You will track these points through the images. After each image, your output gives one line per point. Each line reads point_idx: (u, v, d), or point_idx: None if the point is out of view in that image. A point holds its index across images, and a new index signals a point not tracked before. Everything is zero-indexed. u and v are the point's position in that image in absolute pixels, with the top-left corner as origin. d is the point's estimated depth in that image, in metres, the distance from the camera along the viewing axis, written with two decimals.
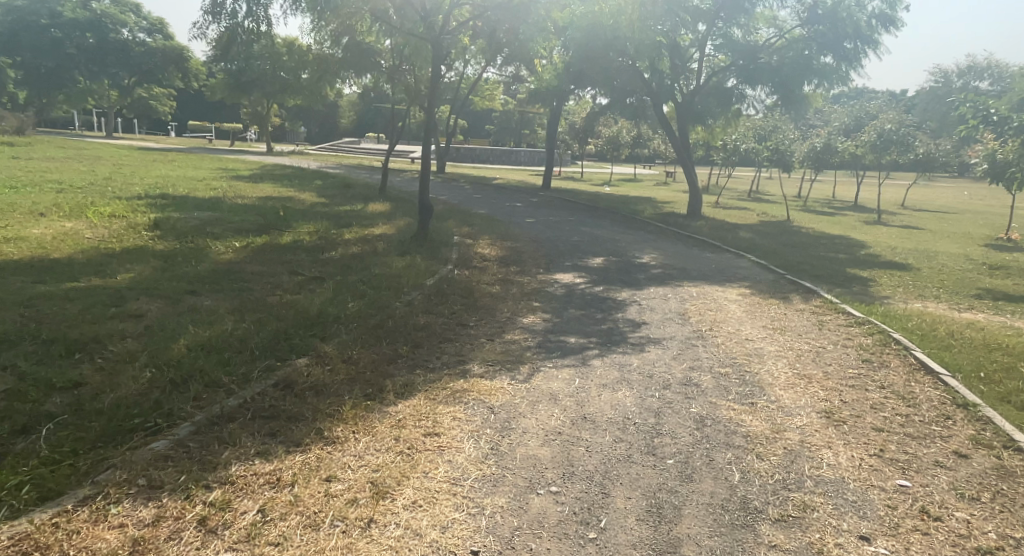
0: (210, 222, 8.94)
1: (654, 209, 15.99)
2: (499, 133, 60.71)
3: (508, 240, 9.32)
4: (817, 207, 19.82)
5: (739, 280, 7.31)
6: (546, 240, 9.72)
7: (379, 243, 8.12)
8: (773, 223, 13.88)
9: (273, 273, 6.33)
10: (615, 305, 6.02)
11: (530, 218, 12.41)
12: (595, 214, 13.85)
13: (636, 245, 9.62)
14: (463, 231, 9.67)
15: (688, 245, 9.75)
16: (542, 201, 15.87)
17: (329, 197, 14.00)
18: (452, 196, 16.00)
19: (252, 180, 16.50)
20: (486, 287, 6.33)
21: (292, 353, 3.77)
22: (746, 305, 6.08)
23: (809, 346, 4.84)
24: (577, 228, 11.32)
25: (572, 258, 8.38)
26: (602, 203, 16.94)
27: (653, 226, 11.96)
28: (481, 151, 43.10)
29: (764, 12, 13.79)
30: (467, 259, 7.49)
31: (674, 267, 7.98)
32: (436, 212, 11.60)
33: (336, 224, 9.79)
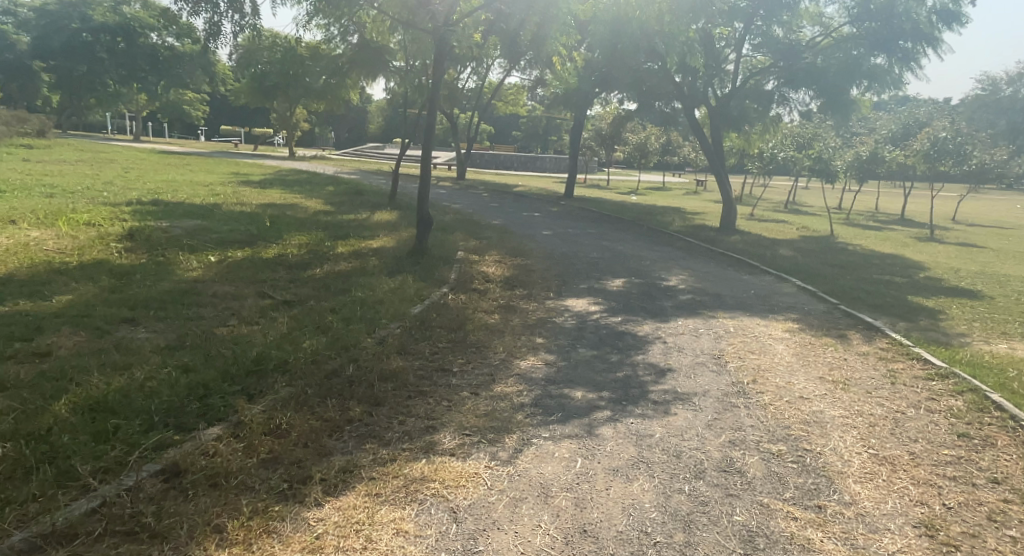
0: (193, 233, 8.20)
1: (684, 221, 14.93)
2: (526, 140, 60.03)
3: (518, 256, 8.40)
4: (861, 220, 18.52)
5: (783, 310, 6.27)
6: (561, 257, 8.77)
7: (370, 260, 7.27)
8: (815, 239, 12.72)
9: (236, 296, 5.49)
10: (635, 342, 5.04)
11: (547, 231, 11.47)
12: (620, 226, 12.85)
13: (662, 264, 8.60)
14: (470, 245, 8.77)
15: (721, 264, 8.72)
16: (562, 212, 14.92)
17: (336, 205, 13.25)
18: (468, 205, 15.16)
19: (260, 185, 15.86)
20: (483, 317, 5.40)
21: (199, 422, 2.87)
22: (795, 347, 5.02)
23: (884, 410, 3.77)
24: (598, 243, 10.34)
25: (589, 280, 7.39)
26: (627, 214, 15.92)
27: (683, 242, 10.93)
28: (505, 158, 42.31)
29: (809, 8, 12.68)
30: (466, 280, 6.57)
31: (705, 292, 6.96)
32: (444, 222, 10.73)
33: (332, 236, 8.97)
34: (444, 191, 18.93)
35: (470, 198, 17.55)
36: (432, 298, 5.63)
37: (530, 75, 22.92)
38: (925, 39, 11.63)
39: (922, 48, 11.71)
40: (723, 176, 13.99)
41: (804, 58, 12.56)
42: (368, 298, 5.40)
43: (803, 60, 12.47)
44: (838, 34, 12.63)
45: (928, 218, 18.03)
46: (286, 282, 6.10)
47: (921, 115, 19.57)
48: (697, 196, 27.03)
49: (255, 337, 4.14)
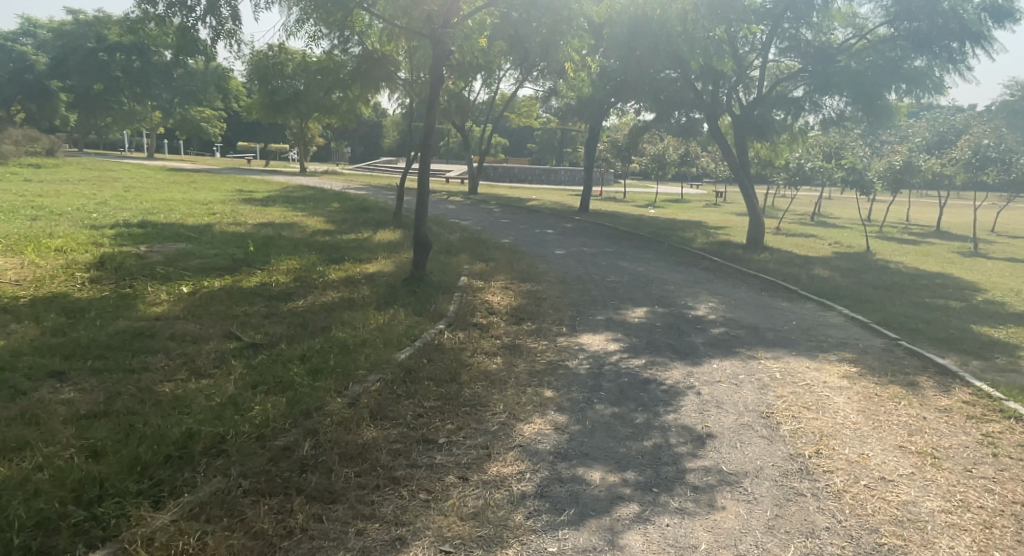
0: (172, 259, 7.52)
1: (707, 237, 14.08)
2: (541, 152, 59.55)
3: (528, 281, 7.62)
4: (895, 233, 17.52)
5: (832, 348, 5.41)
6: (575, 281, 7.98)
7: (361, 288, 6.53)
8: (852, 256, 11.81)
9: (199, 337, 4.76)
10: (663, 393, 4.22)
11: (559, 250, 10.69)
12: (639, 244, 12.02)
13: (687, 288, 7.76)
14: (475, 270, 8.01)
15: (753, 289, 7.87)
16: (578, 228, 14.14)
17: (337, 224, 12.57)
18: (478, 222, 14.45)
19: (262, 203, 15.28)
20: (482, 361, 4.62)
21: (75, 545, 2.08)
22: (859, 401, 4.14)
23: (997, 501, 2.89)
24: (616, 264, 9.53)
25: (607, 310, 6.58)
26: (646, 229, 15.11)
27: (708, 261, 10.09)
28: (519, 171, 41.68)
29: (842, 8, 11.84)
30: (467, 313, 5.80)
31: (739, 324, 6.11)
32: (449, 243, 9.99)
33: (325, 260, 8.26)
34: (454, 207, 18.25)
35: (481, 214, 16.87)
36: (425, 338, 4.87)
37: (542, 86, 22.23)
38: (975, 37, 10.69)
39: (969, 48, 10.79)
40: (750, 188, 13.11)
41: (838, 62, 11.74)
42: (348, 340, 4.64)
43: (837, 64, 11.65)
44: (874, 36, 11.79)
45: (968, 231, 16.98)
46: (261, 318, 5.37)
47: (957, 122, 18.57)
48: (717, 208, 26.09)
49: (197, 398, 3.38)
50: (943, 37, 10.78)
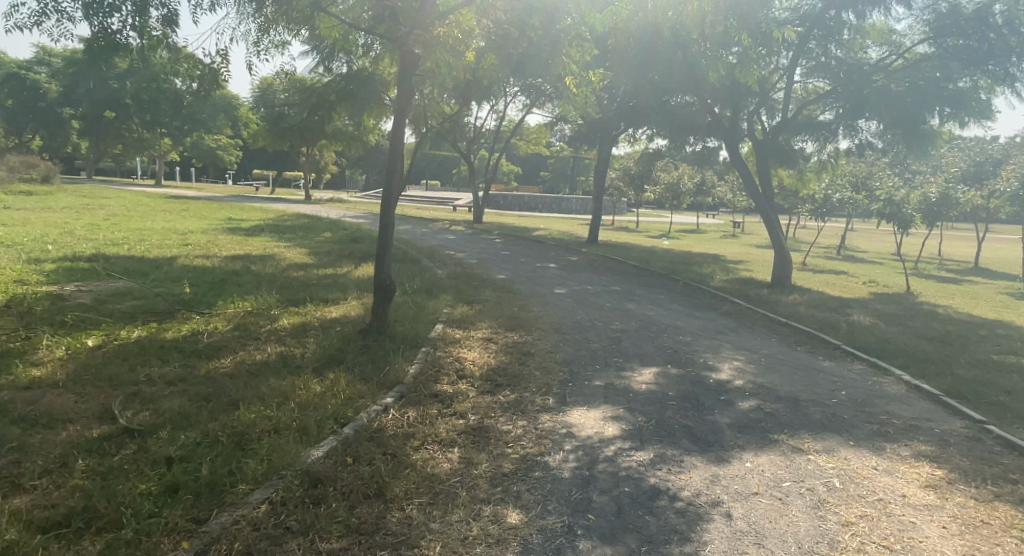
0: (100, 301, 6.46)
1: (726, 273, 12.87)
2: (554, 181, 58.82)
3: (516, 331, 6.44)
4: (932, 271, 16.19)
5: (900, 437, 4.14)
6: (572, 330, 6.78)
7: (307, 342, 5.40)
8: (893, 298, 10.54)
9: (59, 419, 3.59)
10: (678, 516, 2.98)
11: (558, 289, 9.53)
12: (652, 281, 10.84)
13: (706, 342, 6.52)
14: (455, 315, 6.84)
15: (784, 343, 6.61)
16: (584, 262, 12.99)
17: (318, 256, 11.55)
18: (477, 255, 13.36)
19: (247, 233, 14.34)
20: (431, 458, 3.41)
21: None
22: (965, 537, 2.87)
23: None
24: (623, 307, 8.31)
25: (609, 371, 5.36)
26: (660, 263, 13.94)
27: (730, 304, 8.88)
28: (530, 200, 40.77)
29: (876, 23, 10.75)
30: (428, 379, 4.60)
31: (773, 397, 4.86)
32: (435, 281, 8.86)
33: (284, 303, 7.16)
34: (454, 238, 17.19)
35: (482, 245, 15.81)
36: (359, 420, 3.67)
37: (550, 113, 21.32)
38: None
39: None
40: (774, 220, 11.92)
41: (874, 82, 10.51)
42: (251, 425, 3.46)
43: (874, 83, 10.44)
44: (912, 55, 10.64)
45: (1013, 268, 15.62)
46: (158, 385, 4.21)
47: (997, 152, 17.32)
48: (735, 240, 24.83)
49: None
50: (998, 55, 9.57)
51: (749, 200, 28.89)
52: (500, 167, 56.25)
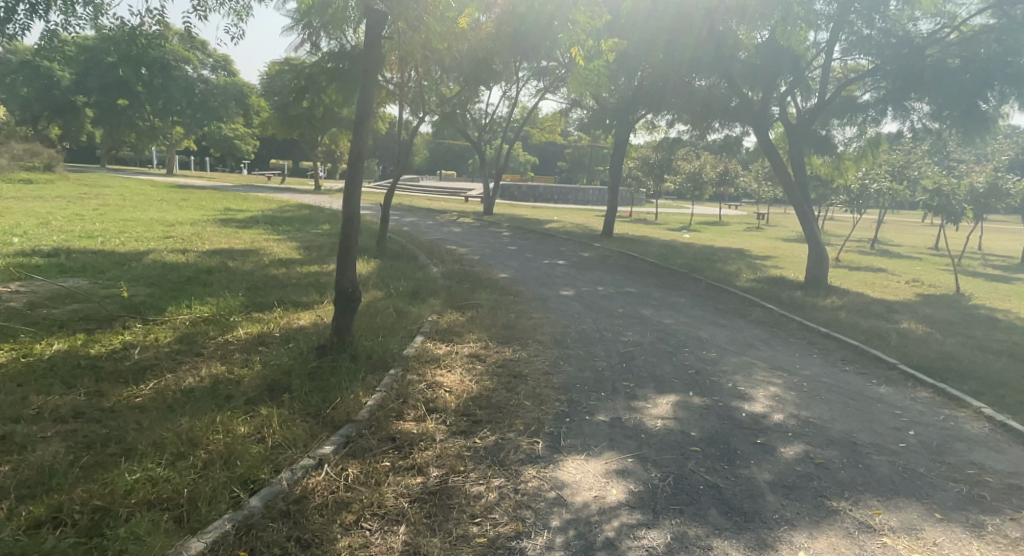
0: (34, 306, 5.66)
1: (753, 270, 11.81)
2: (572, 170, 57.60)
3: (511, 346, 5.50)
4: (979, 268, 14.93)
5: (1000, 506, 3.13)
6: (577, 343, 5.84)
7: (254, 360, 4.49)
8: (943, 302, 9.43)
9: None
10: None
11: (566, 291, 8.56)
12: (671, 280, 9.86)
13: (734, 361, 5.52)
14: (442, 324, 5.92)
15: (828, 362, 5.59)
16: (598, 258, 12.02)
17: (309, 252, 10.72)
18: (482, 251, 12.45)
19: (240, 225, 13.58)
20: (361, 549, 2.47)
21: None
22: None
23: None
24: (637, 314, 7.31)
25: (616, 400, 4.42)
26: (680, 259, 12.89)
27: (760, 309, 7.87)
28: (545, 190, 39.69)
29: None
30: (388, 414, 3.67)
31: (824, 440, 3.86)
32: (428, 281, 7.93)
33: (250, 307, 6.31)
34: (461, 231, 16.29)
35: (490, 239, 14.88)
36: (276, 485, 2.75)
37: (565, 98, 20.25)
38: None
39: None
40: (809, 212, 10.80)
41: (927, 57, 9.32)
42: (121, 498, 2.56)
43: (927, 57, 9.26)
44: (969, 27, 9.44)
45: None
46: (40, 424, 3.33)
47: None
48: (760, 233, 23.59)
49: None
50: None
51: (774, 191, 27.52)
52: (517, 157, 55.17)
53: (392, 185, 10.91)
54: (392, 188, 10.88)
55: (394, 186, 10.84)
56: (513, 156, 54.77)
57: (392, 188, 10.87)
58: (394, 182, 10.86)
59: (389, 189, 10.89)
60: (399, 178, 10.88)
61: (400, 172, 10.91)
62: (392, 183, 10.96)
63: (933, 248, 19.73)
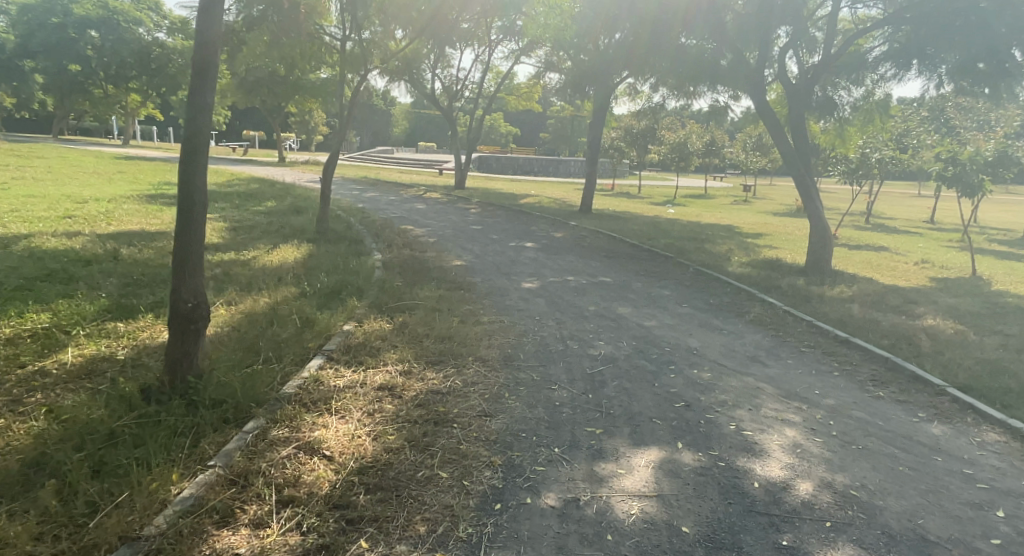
0: None
1: (744, 252, 10.58)
2: (554, 141, 55.86)
3: (442, 372, 4.13)
4: (984, 244, 13.85)
5: None
6: (532, 364, 4.50)
7: (48, 410, 3.08)
8: (963, 289, 8.26)
9: None
10: None
11: (529, 285, 7.21)
12: (654, 266, 8.54)
13: (734, 387, 4.24)
14: (356, 338, 4.52)
15: (855, 386, 4.31)
16: (573, 239, 10.70)
17: (236, 235, 9.24)
18: (442, 231, 11.06)
19: (169, 202, 11.99)
20: None
21: None
22: None
23: None
24: (613, 316, 6.00)
25: (577, 461, 3.11)
26: (664, 239, 11.63)
27: (759, 304, 6.61)
28: (525, 162, 38.06)
29: None
30: (201, 522, 2.29)
31: (880, 538, 2.58)
32: (359, 274, 6.54)
33: (109, 313, 4.88)
34: (425, 207, 14.81)
35: (456, 217, 13.48)
36: None
37: (541, 60, 18.64)
38: None
39: None
40: (811, 185, 9.47)
41: None
42: None
43: None
44: None
45: None
46: None
47: None
48: (748, 207, 22.33)
49: None
50: None
51: (762, 161, 26.21)
52: (497, 127, 53.23)
53: (331, 156, 9.31)
54: (330, 159, 9.28)
55: (333, 157, 9.25)
56: (494, 127, 52.91)
57: (331, 160, 9.28)
58: (333, 152, 9.26)
59: (327, 161, 9.29)
60: (339, 148, 9.27)
61: (341, 141, 9.29)
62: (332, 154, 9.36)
63: (929, 221, 18.62)
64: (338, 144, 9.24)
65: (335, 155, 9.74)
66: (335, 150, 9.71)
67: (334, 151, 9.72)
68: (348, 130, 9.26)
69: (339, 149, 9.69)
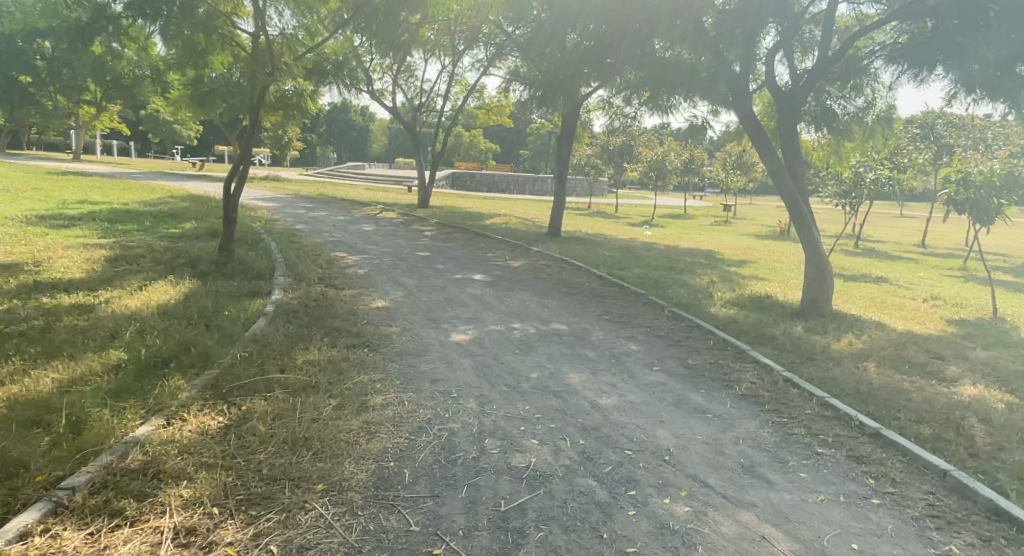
0: None
1: (727, 284, 9.14)
2: (534, 158, 54.68)
3: (250, 528, 2.51)
4: (988, 272, 12.60)
5: None
6: (413, 494, 2.90)
7: None
8: (991, 337, 6.87)
9: None
10: None
11: (459, 336, 5.63)
12: (621, 307, 7.01)
13: (725, 539, 2.70)
14: (139, 457, 2.87)
15: (911, 534, 2.81)
16: (531, 270, 9.17)
17: (114, 267, 7.60)
18: (378, 259, 9.46)
19: (62, 226, 10.28)
20: None
21: None
22: None
23: None
24: (558, 389, 4.43)
25: None
26: (636, 268, 10.17)
27: (752, 367, 5.10)
28: (500, 179, 36.70)
29: None
30: None
31: None
32: (223, 327, 4.89)
33: None
34: (371, 229, 13.19)
35: (404, 239, 11.91)
36: None
37: (507, 71, 17.26)
38: None
39: None
40: (806, 211, 7.88)
41: None
42: None
43: None
44: None
45: None
46: None
47: None
48: (730, 228, 21.06)
49: None
50: None
51: (744, 180, 25.06)
52: (474, 143, 51.94)
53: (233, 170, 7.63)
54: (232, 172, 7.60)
55: (235, 171, 7.57)
56: (471, 143, 51.64)
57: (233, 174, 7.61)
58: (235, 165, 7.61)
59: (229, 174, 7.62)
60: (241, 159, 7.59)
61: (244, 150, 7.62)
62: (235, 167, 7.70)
63: (921, 245, 17.47)
64: (240, 156, 7.58)
65: (242, 169, 8.10)
66: (241, 164, 8.06)
67: (240, 166, 8.08)
68: (252, 139, 7.60)
69: (246, 162, 8.05)
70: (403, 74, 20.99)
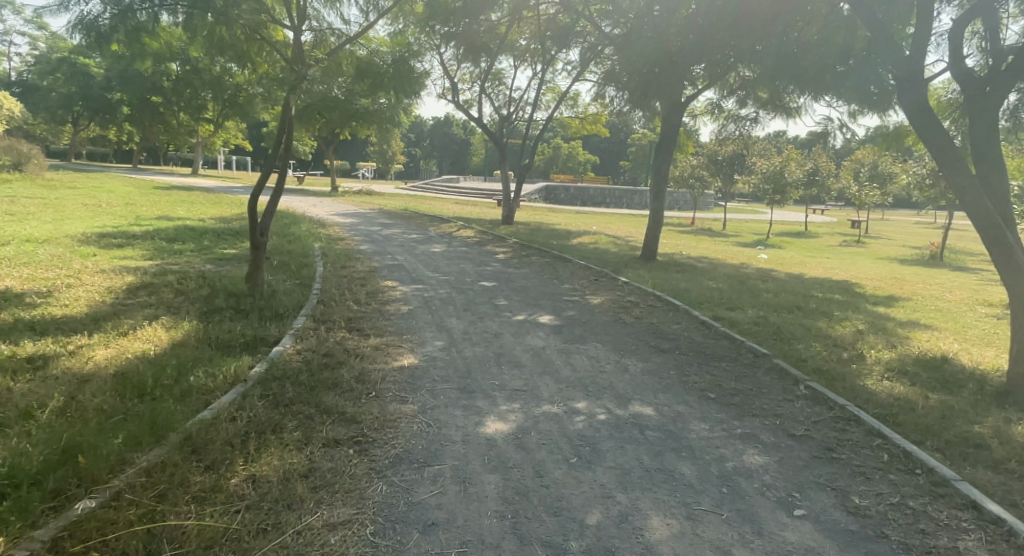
0: None
1: (879, 336, 6.84)
2: (636, 169, 52.22)
3: None
4: None
5: None
6: None
7: None
8: None
9: None
10: None
11: (494, 424, 3.95)
12: (732, 377, 5.03)
13: None
14: None
15: None
16: (614, 309, 7.35)
17: (126, 299, 6.67)
18: (432, 291, 8.04)
19: (115, 247, 9.77)
20: None
21: None
22: None
23: None
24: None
25: None
26: (751, 308, 8.08)
27: (973, 520, 3.01)
28: (596, 193, 34.90)
29: None
30: None
31: None
32: (161, 409, 3.54)
33: None
34: (440, 250, 11.86)
35: (473, 264, 10.46)
36: None
37: (600, 76, 15.53)
38: None
39: None
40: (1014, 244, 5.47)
41: None
42: None
43: None
44: None
45: None
46: None
47: None
48: (864, 251, 17.92)
49: None
50: None
51: (880, 194, 21.60)
52: (573, 154, 50.41)
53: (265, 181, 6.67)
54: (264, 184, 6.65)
55: (265, 185, 6.62)
56: (569, 155, 50.19)
57: (263, 188, 6.64)
58: (264, 180, 6.67)
59: (259, 188, 6.64)
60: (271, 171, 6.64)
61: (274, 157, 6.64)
62: (266, 179, 6.75)
63: None
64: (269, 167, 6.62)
65: (280, 183, 7.21)
66: (280, 176, 7.19)
67: (278, 179, 7.20)
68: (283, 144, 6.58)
69: (284, 177, 7.17)
70: (491, 83, 19.80)
